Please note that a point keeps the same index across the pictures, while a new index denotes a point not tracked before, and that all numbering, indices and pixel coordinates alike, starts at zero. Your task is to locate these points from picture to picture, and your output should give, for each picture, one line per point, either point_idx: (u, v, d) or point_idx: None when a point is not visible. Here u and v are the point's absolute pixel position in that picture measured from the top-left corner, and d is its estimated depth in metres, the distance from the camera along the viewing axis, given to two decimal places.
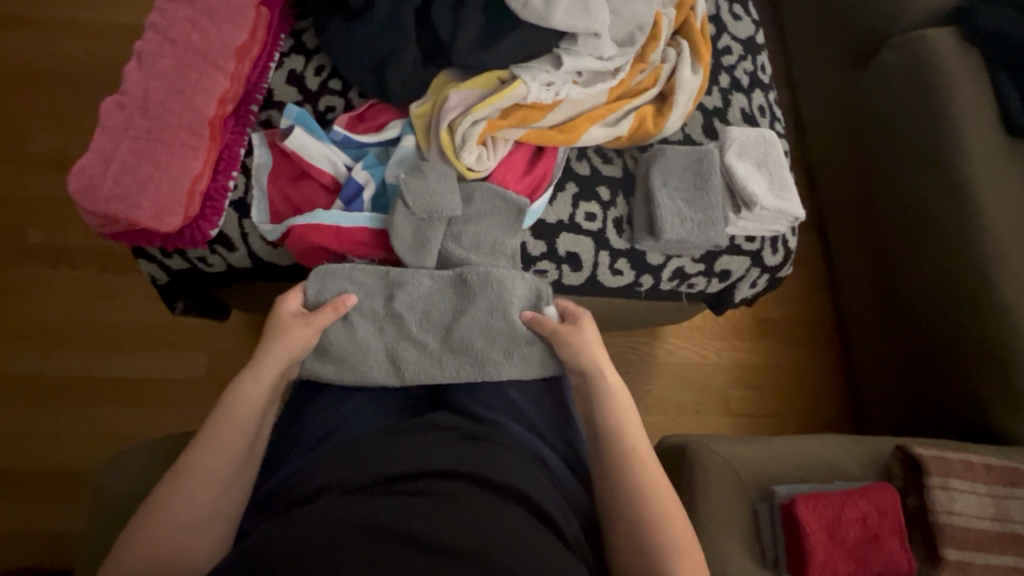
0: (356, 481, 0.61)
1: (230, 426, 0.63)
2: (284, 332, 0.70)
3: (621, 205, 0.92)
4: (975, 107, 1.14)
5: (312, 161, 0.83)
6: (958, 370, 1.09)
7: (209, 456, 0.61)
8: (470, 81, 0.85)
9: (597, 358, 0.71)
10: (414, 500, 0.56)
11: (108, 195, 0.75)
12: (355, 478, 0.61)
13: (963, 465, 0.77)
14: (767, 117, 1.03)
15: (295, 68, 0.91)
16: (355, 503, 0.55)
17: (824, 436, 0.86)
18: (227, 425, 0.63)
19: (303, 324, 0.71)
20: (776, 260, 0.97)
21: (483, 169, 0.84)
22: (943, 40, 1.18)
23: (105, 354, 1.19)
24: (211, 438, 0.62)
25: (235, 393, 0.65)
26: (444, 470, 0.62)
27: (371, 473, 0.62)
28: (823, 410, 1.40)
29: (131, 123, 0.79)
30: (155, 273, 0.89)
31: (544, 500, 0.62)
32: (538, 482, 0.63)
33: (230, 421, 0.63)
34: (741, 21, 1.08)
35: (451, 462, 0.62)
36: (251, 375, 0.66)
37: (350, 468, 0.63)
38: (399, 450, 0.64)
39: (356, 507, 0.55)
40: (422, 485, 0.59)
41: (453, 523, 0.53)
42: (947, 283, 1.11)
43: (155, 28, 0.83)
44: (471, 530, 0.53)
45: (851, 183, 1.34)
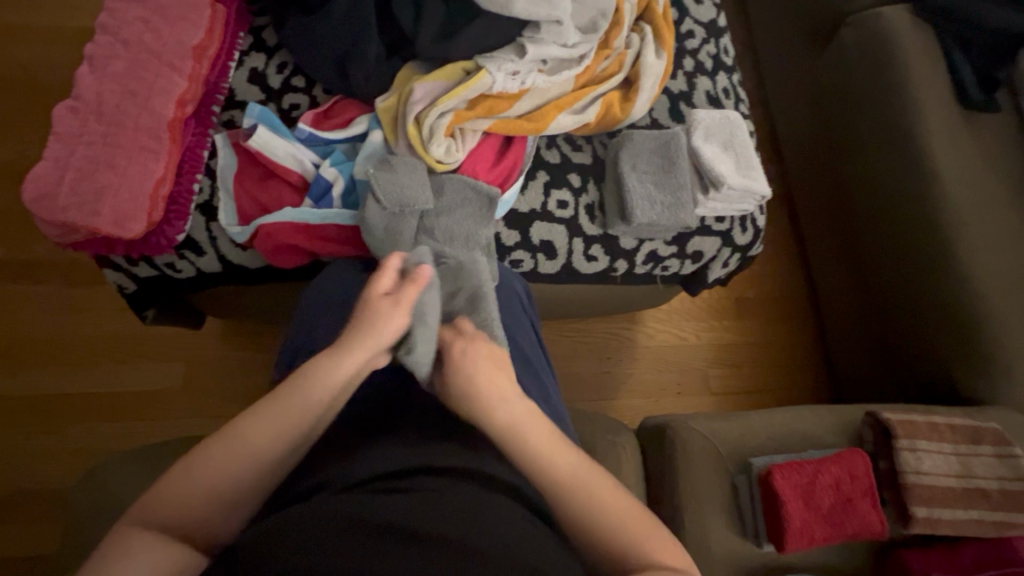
0: (346, 478, 0.57)
1: (267, 422, 0.56)
2: (372, 316, 0.60)
3: (593, 191, 0.93)
4: (930, 82, 1.18)
5: (278, 160, 0.81)
6: (929, 337, 1.13)
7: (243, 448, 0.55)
8: (435, 73, 0.84)
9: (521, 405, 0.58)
10: (409, 497, 0.53)
11: (66, 204, 0.73)
12: (341, 478, 0.58)
13: (928, 427, 0.80)
14: (732, 99, 1.05)
15: (256, 66, 0.90)
16: (348, 500, 0.52)
17: (799, 408, 0.89)
18: (286, 414, 0.56)
19: (394, 304, 0.61)
20: (746, 240, 0.99)
21: (452, 161, 0.84)
22: (897, 18, 1.21)
23: (76, 369, 1.16)
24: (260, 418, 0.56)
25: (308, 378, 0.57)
26: (434, 467, 0.59)
27: (357, 473, 0.58)
28: (800, 384, 1.44)
29: (87, 128, 0.76)
30: (123, 281, 0.87)
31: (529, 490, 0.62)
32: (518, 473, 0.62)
33: (284, 414, 0.56)
34: (703, 5, 1.09)
35: (439, 459, 0.60)
36: (335, 356, 0.59)
37: (335, 470, 0.59)
38: (386, 453, 0.61)
39: (345, 505, 0.51)
40: (412, 482, 0.56)
41: (451, 513, 0.51)
42: (919, 252, 1.13)
43: (106, 29, 0.81)
44: (467, 524, 0.50)
45: (818, 161, 1.37)
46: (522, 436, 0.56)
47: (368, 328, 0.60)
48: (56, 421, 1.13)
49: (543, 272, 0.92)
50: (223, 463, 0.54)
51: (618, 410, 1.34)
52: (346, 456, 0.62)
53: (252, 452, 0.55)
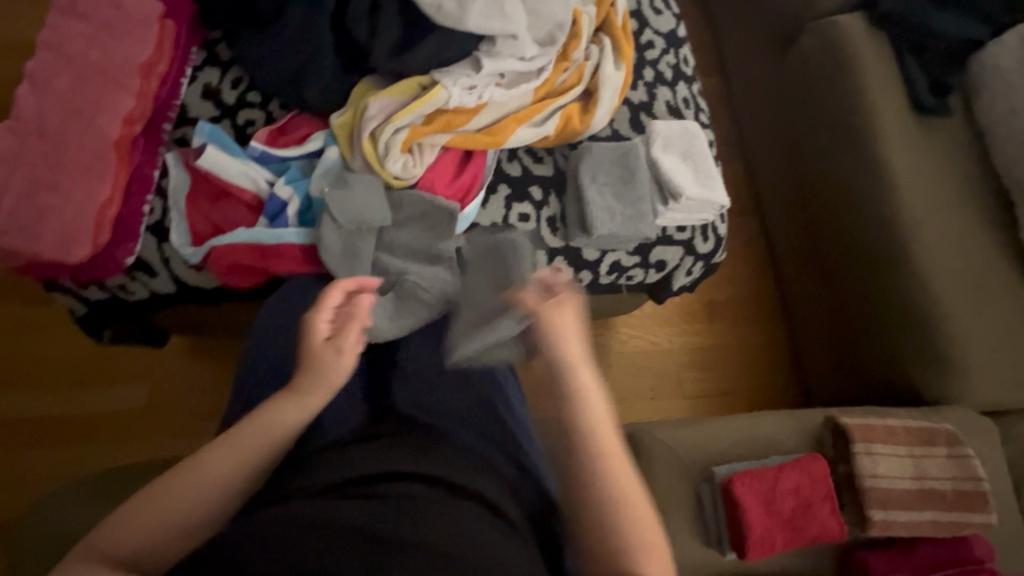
0: (319, 483, 0.57)
1: (233, 446, 0.59)
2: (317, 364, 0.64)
3: (554, 203, 0.93)
4: (886, 88, 1.20)
5: (230, 178, 0.80)
6: (891, 334, 1.15)
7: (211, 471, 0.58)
8: (390, 88, 0.83)
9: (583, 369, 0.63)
10: (378, 504, 0.53)
11: (6, 228, 0.71)
12: (315, 482, 0.58)
13: (885, 430, 0.81)
14: (692, 109, 1.06)
15: (210, 81, 0.88)
16: (321, 506, 0.52)
17: (762, 414, 0.90)
18: (246, 445, 0.59)
19: (337, 352, 0.65)
20: (708, 248, 1.00)
21: (410, 177, 0.84)
22: (852, 25, 1.23)
23: (31, 392, 1.12)
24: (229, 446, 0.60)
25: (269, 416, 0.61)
26: (410, 472, 0.58)
27: (333, 476, 0.58)
28: (770, 385, 1.46)
29: (27, 149, 0.74)
30: (73, 305, 0.85)
31: (500, 499, 0.60)
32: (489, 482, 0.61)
33: (239, 448, 0.59)
34: (662, 16, 1.10)
35: (415, 462, 0.60)
36: (295, 404, 0.63)
37: (306, 479, 0.59)
38: (365, 457, 0.61)
39: (315, 511, 0.51)
40: (383, 488, 0.55)
41: (412, 516, 0.51)
42: (877, 251, 1.16)
43: (48, 46, 0.79)
44: (431, 527, 0.50)
45: (780, 166, 1.40)
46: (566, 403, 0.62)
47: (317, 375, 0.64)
48: (10, 449, 1.09)
49: None
50: (184, 492, 0.57)
51: None
52: (326, 461, 0.61)
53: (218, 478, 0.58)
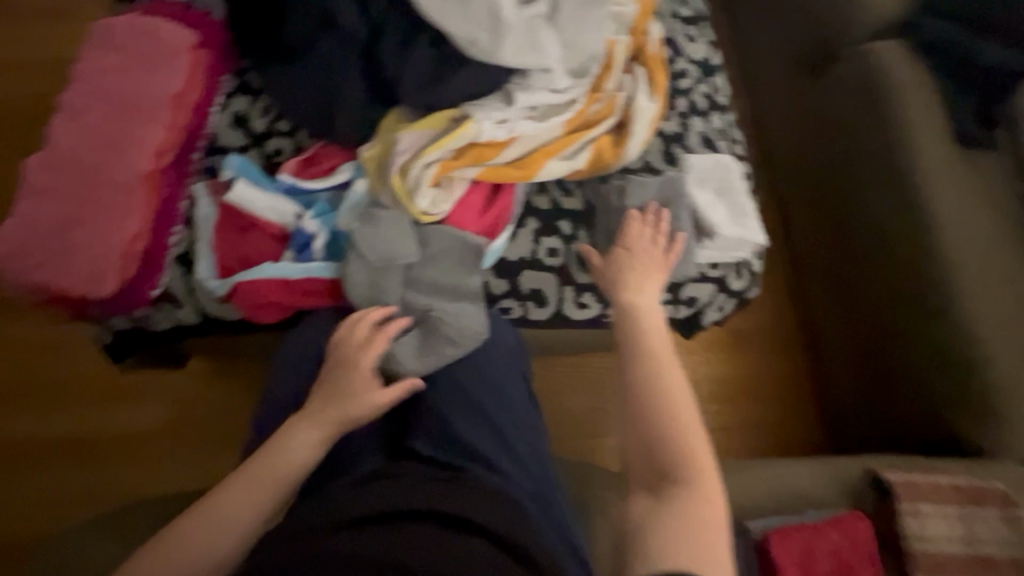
0: (340, 518, 0.55)
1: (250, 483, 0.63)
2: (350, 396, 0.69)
3: (584, 238, 0.91)
4: (928, 118, 1.16)
5: (258, 213, 0.79)
6: (921, 373, 1.11)
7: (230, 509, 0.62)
8: (420, 122, 0.82)
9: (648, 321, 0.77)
10: (398, 538, 0.51)
11: (36, 264, 0.71)
12: (332, 518, 0.56)
13: (931, 488, 0.77)
14: (726, 140, 1.03)
15: (239, 109, 0.87)
16: (340, 541, 0.51)
17: (795, 462, 0.86)
18: (263, 477, 0.63)
19: (360, 383, 0.71)
20: (741, 285, 0.97)
21: (438, 212, 0.82)
22: (892, 53, 1.20)
23: (54, 411, 1.13)
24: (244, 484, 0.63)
25: (280, 448, 0.65)
26: (427, 510, 0.56)
27: (355, 511, 0.56)
28: (799, 417, 1.41)
29: (59, 183, 0.74)
30: (99, 334, 0.85)
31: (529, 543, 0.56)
32: (514, 522, 0.58)
33: (257, 481, 0.63)
34: (696, 43, 1.08)
35: (436, 502, 0.58)
36: (317, 434, 0.66)
37: (318, 518, 0.57)
38: (384, 497, 0.58)
39: (333, 547, 0.50)
40: (401, 525, 0.53)
41: (426, 551, 0.50)
42: (905, 287, 1.13)
43: (82, 77, 0.79)
44: (446, 564, 0.48)
45: (812, 193, 1.36)
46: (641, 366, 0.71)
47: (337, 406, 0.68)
48: (33, 466, 1.10)
49: (532, 319, 0.90)
50: (205, 525, 0.61)
51: (610, 449, 1.31)
52: (350, 498, 0.59)
53: (238, 517, 0.62)
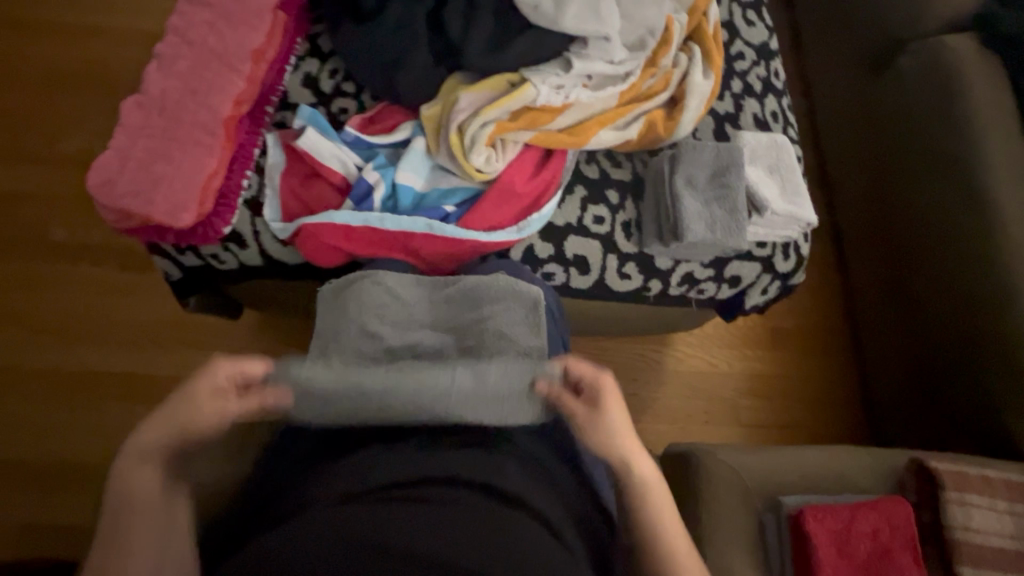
0: (358, 484, 0.55)
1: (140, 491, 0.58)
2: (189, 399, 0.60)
3: (630, 208, 0.92)
4: (998, 113, 1.12)
5: (322, 160, 0.84)
6: (983, 382, 1.05)
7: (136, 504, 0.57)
8: (479, 84, 0.85)
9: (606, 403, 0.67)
10: (421, 511, 0.51)
11: (124, 192, 0.78)
12: (363, 479, 0.56)
13: (980, 480, 0.74)
14: (780, 123, 1.02)
15: (310, 70, 0.93)
16: (348, 514, 0.50)
17: (834, 446, 0.84)
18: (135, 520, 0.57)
19: (229, 398, 0.61)
20: (788, 267, 0.96)
21: (491, 171, 0.85)
22: (962, 46, 1.16)
23: (118, 349, 1.21)
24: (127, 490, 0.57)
25: (128, 487, 0.57)
26: (459, 477, 0.56)
27: (376, 478, 0.56)
28: (838, 421, 1.37)
29: (150, 122, 0.81)
30: (169, 269, 0.91)
31: (551, 512, 0.57)
32: (547, 497, 0.59)
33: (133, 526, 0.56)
34: (755, 27, 1.07)
35: (466, 470, 0.57)
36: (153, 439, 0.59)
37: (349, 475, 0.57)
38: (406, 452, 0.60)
39: (346, 521, 0.49)
40: (425, 492, 0.54)
41: (443, 528, 0.49)
42: (968, 289, 1.07)
43: (175, 30, 0.85)
44: (471, 549, 0.47)
45: (865, 190, 1.32)
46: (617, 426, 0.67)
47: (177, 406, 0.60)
48: (93, 398, 1.17)
49: (574, 287, 0.92)
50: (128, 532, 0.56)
51: (641, 434, 1.30)
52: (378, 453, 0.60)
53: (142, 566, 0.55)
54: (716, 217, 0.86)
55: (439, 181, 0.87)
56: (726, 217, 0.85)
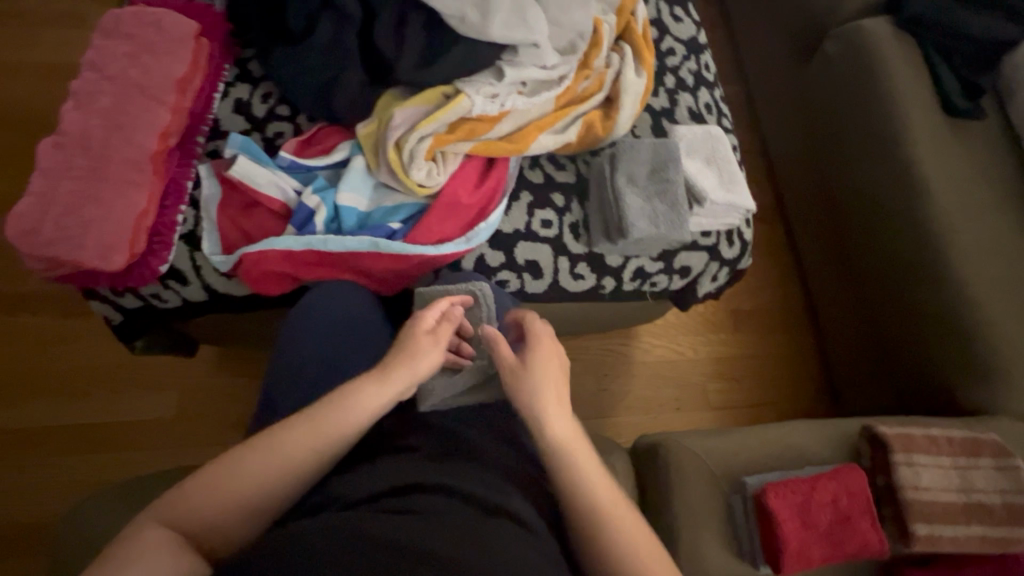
0: (337, 500, 0.56)
1: (294, 439, 0.58)
2: (413, 349, 0.67)
3: (577, 210, 0.93)
4: (916, 88, 1.18)
5: (260, 189, 0.82)
6: (928, 339, 1.09)
7: (300, 444, 0.59)
8: (414, 99, 0.85)
9: (540, 403, 0.64)
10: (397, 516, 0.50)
11: (49, 238, 0.74)
12: (341, 496, 0.56)
13: (926, 440, 0.78)
14: (714, 114, 1.05)
15: (241, 96, 0.91)
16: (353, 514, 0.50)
17: (791, 423, 0.88)
18: (324, 428, 0.59)
19: (433, 342, 0.68)
20: (733, 253, 0.99)
21: (434, 185, 0.85)
22: (878, 28, 1.22)
23: (67, 399, 1.15)
24: (301, 429, 0.59)
25: (341, 404, 0.61)
26: (432, 486, 0.56)
27: (352, 491, 0.56)
28: (801, 394, 1.42)
29: (71, 163, 0.77)
30: (109, 313, 0.88)
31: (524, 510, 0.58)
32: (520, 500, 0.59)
33: (317, 429, 0.59)
34: (682, 23, 1.11)
35: (438, 478, 0.58)
36: (375, 387, 0.63)
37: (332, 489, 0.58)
38: (395, 469, 0.59)
39: (347, 520, 0.48)
40: (403, 502, 0.53)
41: (418, 528, 0.48)
42: (903, 252, 1.13)
43: (92, 65, 0.82)
44: (466, 544, 0.48)
45: (805, 170, 1.38)
46: (571, 455, 0.61)
47: (408, 361, 0.66)
48: (40, 455, 1.11)
49: (530, 292, 0.92)
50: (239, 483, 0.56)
51: (614, 428, 1.32)
52: (354, 471, 0.61)
53: (294, 461, 0.58)
54: (657, 214, 0.87)
55: (383, 200, 0.87)
56: (665, 211, 0.87)
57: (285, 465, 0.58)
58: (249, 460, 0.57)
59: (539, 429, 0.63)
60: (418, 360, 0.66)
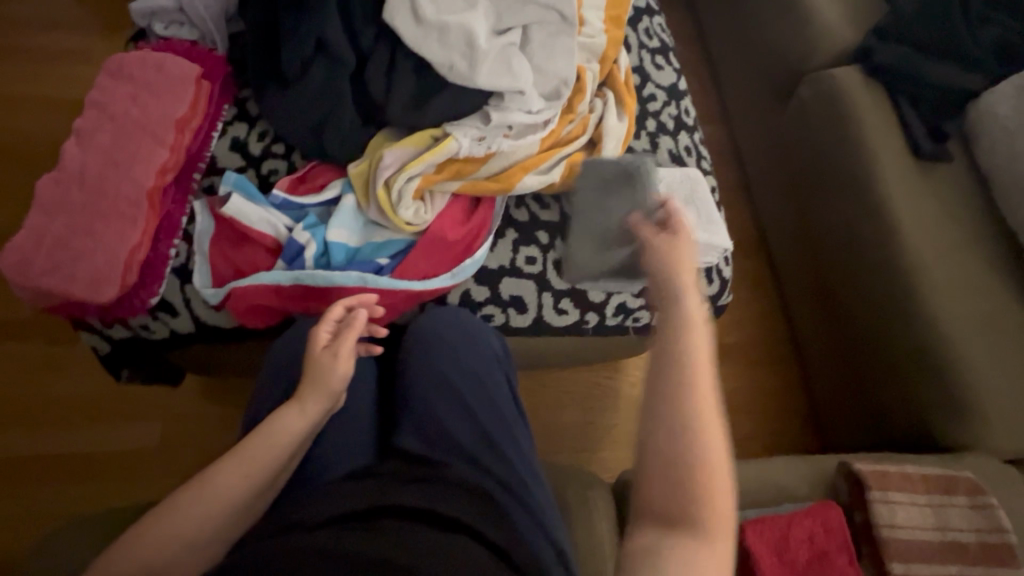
0: (320, 516, 0.61)
1: (228, 471, 0.63)
2: (318, 369, 0.71)
3: (560, 247, 0.96)
4: (886, 134, 1.23)
5: (251, 224, 0.84)
6: (904, 377, 1.12)
7: (236, 475, 0.63)
8: (404, 140, 0.88)
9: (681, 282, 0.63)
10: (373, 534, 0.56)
11: (42, 271, 0.77)
12: (321, 513, 0.61)
13: (901, 477, 0.80)
14: (694, 156, 1.10)
15: (238, 135, 0.94)
16: (322, 540, 0.55)
17: (771, 459, 0.89)
18: (257, 455, 0.64)
19: (333, 355, 0.72)
20: (713, 290, 1.02)
21: (421, 223, 0.88)
22: (849, 76, 1.28)
23: (49, 427, 1.14)
24: (238, 460, 0.64)
25: (267, 432, 0.66)
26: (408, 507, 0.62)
27: (334, 509, 0.62)
28: (787, 428, 1.42)
29: (67, 199, 0.80)
30: (97, 343, 0.89)
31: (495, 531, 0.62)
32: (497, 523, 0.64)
33: (250, 459, 0.64)
34: (663, 70, 1.16)
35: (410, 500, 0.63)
36: (296, 409, 0.68)
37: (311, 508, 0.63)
38: (363, 490, 0.65)
39: (321, 541, 0.54)
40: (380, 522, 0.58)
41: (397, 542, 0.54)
42: (877, 291, 1.17)
43: (95, 105, 0.86)
44: (427, 558, 0.53)
45: (785, 208, 1.42)
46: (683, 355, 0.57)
47: (320, 382, 0.70)
48: (19, 485, 1.10)
49: (514, 326, 0.94)
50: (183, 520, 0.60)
51: (601, 462, 1.32)
52: (332, 493, 0.65)
53: (231, 491, 0.62)
54: None
55: (372, 235, 0.89)
56: None
57: (227, 497, 0.62)
58: (192, 498, 0.61)
59: (677, 297, 0.62)
60: (326, 378, 0.71)
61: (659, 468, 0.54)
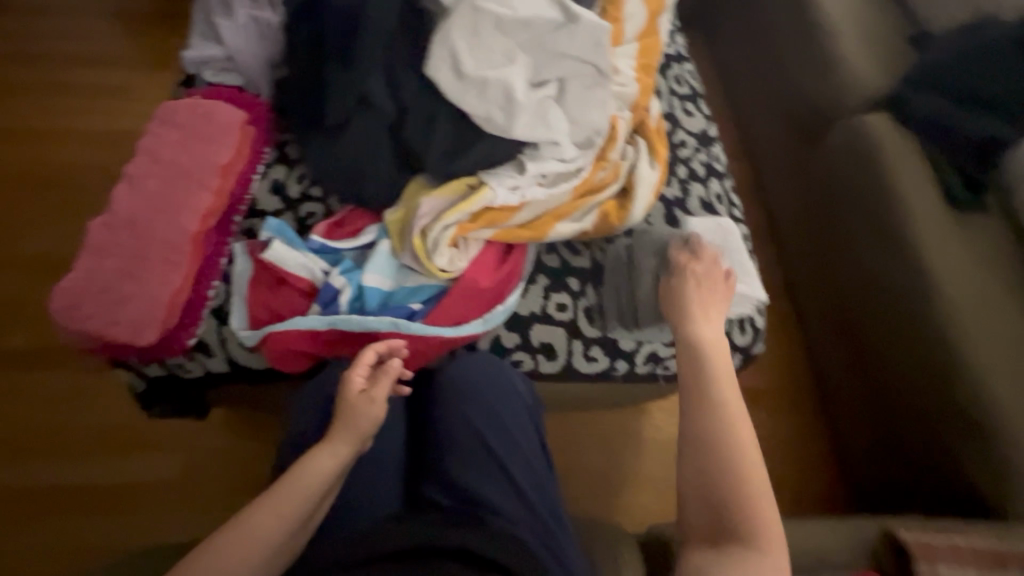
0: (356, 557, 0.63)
1: (260, 516, 0.62)
2: (349, 411, 0.71)
3: (591, 294, 0.96)
4: (920, 182, 1.22)
5: (289, 268, 0.86)
6: (941, 435, 1.07)
7: (269, 519, 0.62)
8: (440, 189, 0.90)
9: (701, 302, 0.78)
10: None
11: (89, 314, 0.79)
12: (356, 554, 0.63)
13: (949, 549, 0.76)
14: (725, 204, 1.09)
15: (277, 177, 0.97)
16: None
17: (808, 522, 0.85)
18: (288, 497, 0.64)
19: (369, 401, 0.72)
20: (745, 340, 1.00)
21: (456, 270, 0.89)
22: (880, 123, 1.28)
23: (78, 456, 1.16)
24: (272, 503, 0.63)
25: (299, 474, 0.66)
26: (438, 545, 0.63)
27: (367, 549, 0.63)
28: (818, 479, 1.38)
29: (115, 243, 0.82)
30: (134, 381, 0.90)
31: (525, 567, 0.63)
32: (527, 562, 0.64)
33: (282, 501, 0.64)
34: (694, 117, 1.17)
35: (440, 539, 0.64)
36: (327, 452, 0.68)
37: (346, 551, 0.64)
38: (395, 528, 0.66)
39: None
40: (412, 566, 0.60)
41: None
42: (911, 342, 1.13)
43: (145, 150, 0.89)
44: None
45: (814, 252, 1.41)
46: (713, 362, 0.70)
47: (349, 424, 0.70)
48: (46, 514, 1.11)
49: (543, 372, 0.94)
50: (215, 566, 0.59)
51: (625, 508, 1.28)
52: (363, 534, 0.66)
53: (263, 537, 0.61)
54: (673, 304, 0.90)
55: (405, 280, 0.90)
56: None
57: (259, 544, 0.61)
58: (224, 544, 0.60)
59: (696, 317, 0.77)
60: (355, 419, 0.71)
61: (700, 467, 0.63)
